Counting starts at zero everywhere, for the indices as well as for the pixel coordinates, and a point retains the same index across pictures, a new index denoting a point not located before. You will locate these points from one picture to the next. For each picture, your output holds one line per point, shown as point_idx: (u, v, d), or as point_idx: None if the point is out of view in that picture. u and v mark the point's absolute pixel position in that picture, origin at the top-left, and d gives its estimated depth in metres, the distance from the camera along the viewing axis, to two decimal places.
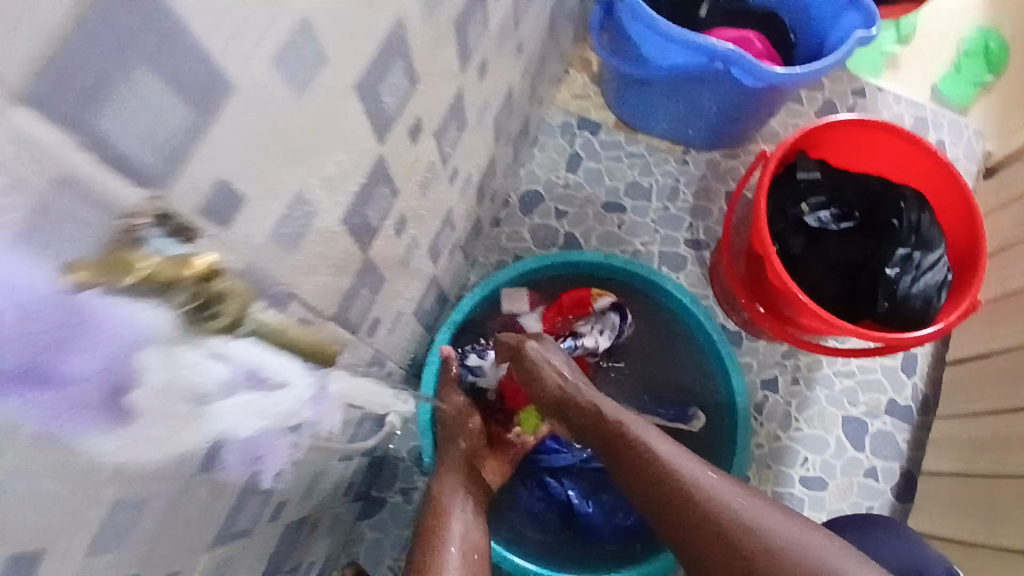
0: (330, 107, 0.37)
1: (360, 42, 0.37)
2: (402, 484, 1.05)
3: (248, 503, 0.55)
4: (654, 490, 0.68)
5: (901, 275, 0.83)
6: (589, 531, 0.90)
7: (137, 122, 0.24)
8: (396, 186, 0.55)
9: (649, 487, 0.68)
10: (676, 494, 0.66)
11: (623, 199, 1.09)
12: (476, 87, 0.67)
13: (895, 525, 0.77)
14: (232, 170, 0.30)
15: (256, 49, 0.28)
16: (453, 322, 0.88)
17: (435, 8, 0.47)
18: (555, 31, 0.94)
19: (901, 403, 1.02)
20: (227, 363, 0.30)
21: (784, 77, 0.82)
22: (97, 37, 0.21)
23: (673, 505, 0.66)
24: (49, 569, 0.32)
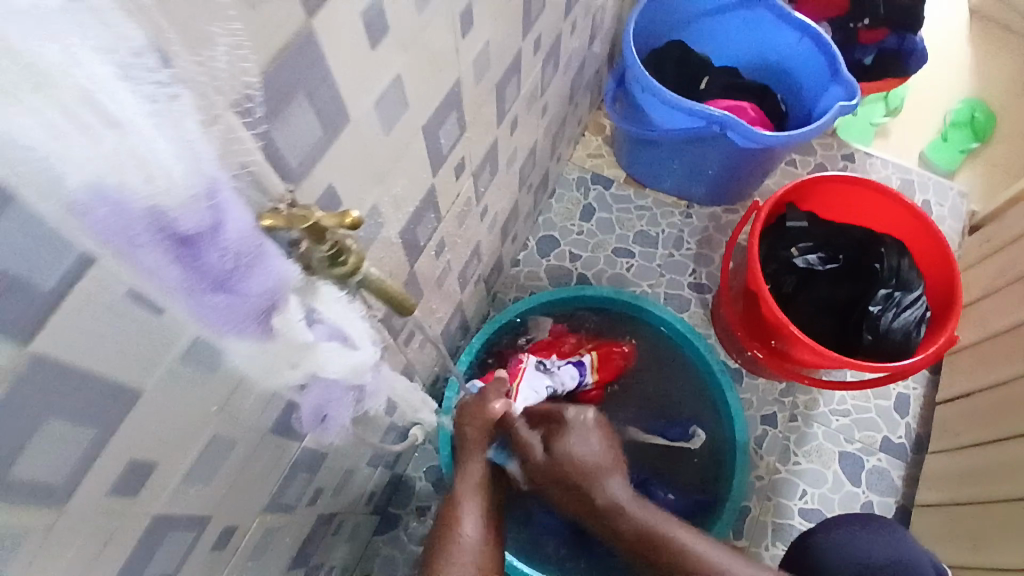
0: (403, 142, 0.49)
1: (427, 96, 0.49)
2: (418, 502, 1.05)
3: (298, 478, 0.62)
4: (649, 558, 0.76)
5: (884, 312, 0.92)
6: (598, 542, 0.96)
7: (291, 135, 0.35)
8: (440, 213, 0.66)
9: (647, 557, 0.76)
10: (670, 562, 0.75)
11: (632, 245, 1.20)
12: (508, 139, 0.79)
13: (875, 521, 0.84)
14: (338, 179, 0.41)
15: (364, 95, 0.40)
16: (474, 347, 0.96)
17: (483, 73, 0.60)
18: (575, 97, 1.08)
19: (894, 440, 1.08)
20: (324, 317, 0.38)
21: (777, 139, 0.93)
22: (285, 77, 0.32)
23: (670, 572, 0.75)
24: (157, 480, 0.41)
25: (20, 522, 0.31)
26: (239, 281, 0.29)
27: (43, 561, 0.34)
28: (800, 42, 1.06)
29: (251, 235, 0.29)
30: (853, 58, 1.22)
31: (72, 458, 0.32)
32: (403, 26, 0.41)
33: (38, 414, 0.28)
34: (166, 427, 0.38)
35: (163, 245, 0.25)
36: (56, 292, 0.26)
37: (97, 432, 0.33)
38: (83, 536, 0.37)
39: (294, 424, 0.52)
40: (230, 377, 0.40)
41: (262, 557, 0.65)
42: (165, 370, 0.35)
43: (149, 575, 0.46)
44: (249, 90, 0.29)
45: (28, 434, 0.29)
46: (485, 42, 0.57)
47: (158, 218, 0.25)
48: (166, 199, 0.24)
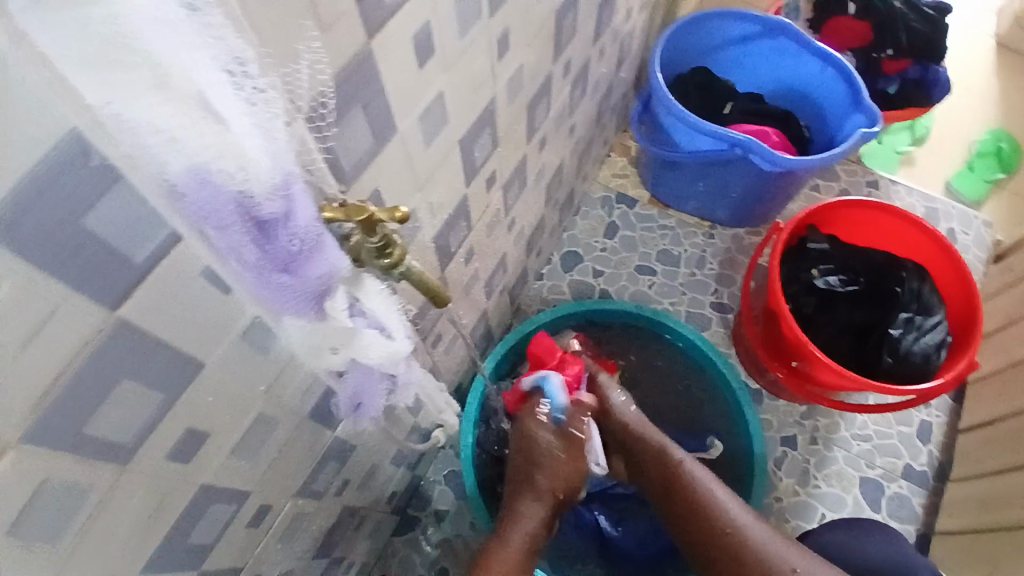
0: (441, 153, 0.53)
1: (464, 112, 0.54)
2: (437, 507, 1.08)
3: (327, 467, 0.66)
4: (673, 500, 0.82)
5: (904, 335, 0.94)
6: (620, 555, 0.97)
7: (348, 143, 0.39)
8: (470, 223, 0.71)
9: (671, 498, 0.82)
10: (691, 507, 0.80)
11: (655, 264, 1.23)
12: (536, 156, 0.83)
13: (878, 526, 0.85)
14: (382, 183, 0.46)
15: (410, 109, 0.44)
16: (500, 353, 0.99)
17: (516, 94, 0.65)
18: (601, 119, 1.12)
19: (916, 467, 1.08)
20: (367, 310, 0.42)
21: (799, 163, 0.96)
22: (347, 91, 0.37)
23: (689, 516, 0.80)
24: (210, 451, 0.44)
25: (88, 476, 0.35)
26: (302, 264, 0.33)
27: (102, 517, 0.38)
28: (822, 71, 1.09)
29: (315, 226, 0.33)
30: (876, 87, 1.24)
31: (139, 420, 0.36)
32: (447, 49, 0.46)
33: (115, 374, 0.32)
34: (223, 400, 0.42)
35: (245, 227, 0.30)
36: (146, 264, 0.30)
37: (164, 398, 0.37)
38: (140, 498, 0.40)
39: (331, 411, 0.57)
40: (281, 356, 0.44)
41: (291, 541, 0.68)
42: (224, 347, 0.39)
43: (192, 544, 0.49)
44: (322, 95, 0.34)
45: (104, 392, 0.32)
46: (519, 65, 0.62)
47: (244, 203, 0.29)
48: (253, 187, 0.28)
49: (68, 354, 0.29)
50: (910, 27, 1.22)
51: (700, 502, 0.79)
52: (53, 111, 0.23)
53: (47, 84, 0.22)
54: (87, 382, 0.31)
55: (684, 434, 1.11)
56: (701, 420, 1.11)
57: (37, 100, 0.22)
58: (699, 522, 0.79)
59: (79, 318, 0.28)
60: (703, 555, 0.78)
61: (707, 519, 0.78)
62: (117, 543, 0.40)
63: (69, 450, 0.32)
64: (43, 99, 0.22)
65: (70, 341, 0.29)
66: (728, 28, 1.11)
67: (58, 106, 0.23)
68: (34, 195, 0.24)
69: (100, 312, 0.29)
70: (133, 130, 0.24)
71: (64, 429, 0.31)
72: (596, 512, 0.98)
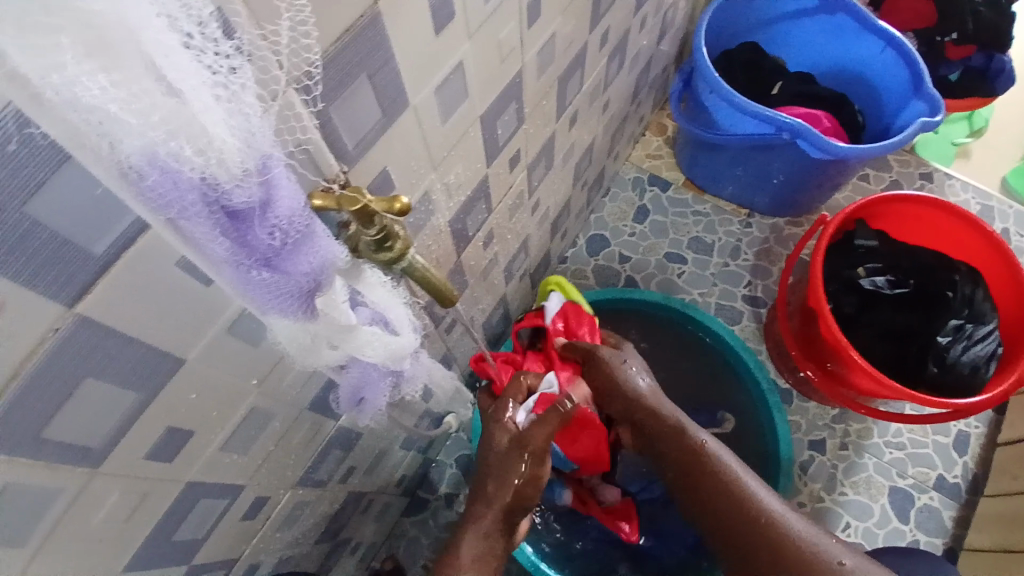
0: (460, 131, 0.49)
1: (487, 84, 0.49)
2: (447, 490, 1.06)
3: (330, 455, 0.63)
4: (694, 487, 0.69)
5: (952, 343, 0.87)
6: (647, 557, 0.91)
7: (352, 121, 0.35)
8: (491, 205, 0.66)
9: (694, 483, 0.69)
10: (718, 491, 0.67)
11: (686, 251, 1.17)
12: (566, 134, 0.77)
13: (928, 556, 0.81)
14: (392, 164, 0.41)
15: (426, 82, 0.40)
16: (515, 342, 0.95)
17: (546, 67, 0.59)
18: (638, 96, 1.05)
19: (949, 479, 1.01)
20: (368, 301, 0.40)
21: (851, 150, 0.88)
22: (351, 59, 0.32)
23: (715, 505, 0.67)
24: (197, 448, 0.41)
25: (54, 480, 0.31)
26: (285, 258, 0.29)
27: (75, 518, 0.35)
28: (882, 52, 0.99)
29: (301, 213, 0.28)
30: (937, 73, 1.15)
31: (111, 420, 0.32)
32: (470, 14, 0.41)
33: (76, 374, 0.29)
34: (209, 397, 0.38)
35: (211, 217, 0.25)
36: (108, 255, 0.26)
37: (138, 397, 0.33)
38: (117, 497, 0.37)
39: (331, 403, 0.53)
40: (274, 350, 0.41)
41: (291, 528, 0.66)
42: (208, 341, 0.35)
43: (178, 540, 0.46)
44: (310, 68, 0.29)
45: (65, 394, 0.29)
46: (551, 35, 0.56)
47: (208, 188, 0.25)
48: (219, 172, 0.24)
49: (18, 359, 0.25)
50: (977, 12, 1.10)
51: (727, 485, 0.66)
52: None
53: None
54: (43, 386, 0.27)
55: (695, 408, 1.06)
56: (709, 390, 1.06)
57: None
58: (727, 506, 0.66)
59: (28, 320, 0.25)
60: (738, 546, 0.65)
61: (735, 504, 0.65)
62: (94, 543, 0.37)
63: (27, 455, 0.29)
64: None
65: (20, 343, 0.25)
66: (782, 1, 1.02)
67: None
68: None
69: (54, 311, 0.26)
70: (72, 106, 0.20)
71: (20, 431, 0.28)
72: None
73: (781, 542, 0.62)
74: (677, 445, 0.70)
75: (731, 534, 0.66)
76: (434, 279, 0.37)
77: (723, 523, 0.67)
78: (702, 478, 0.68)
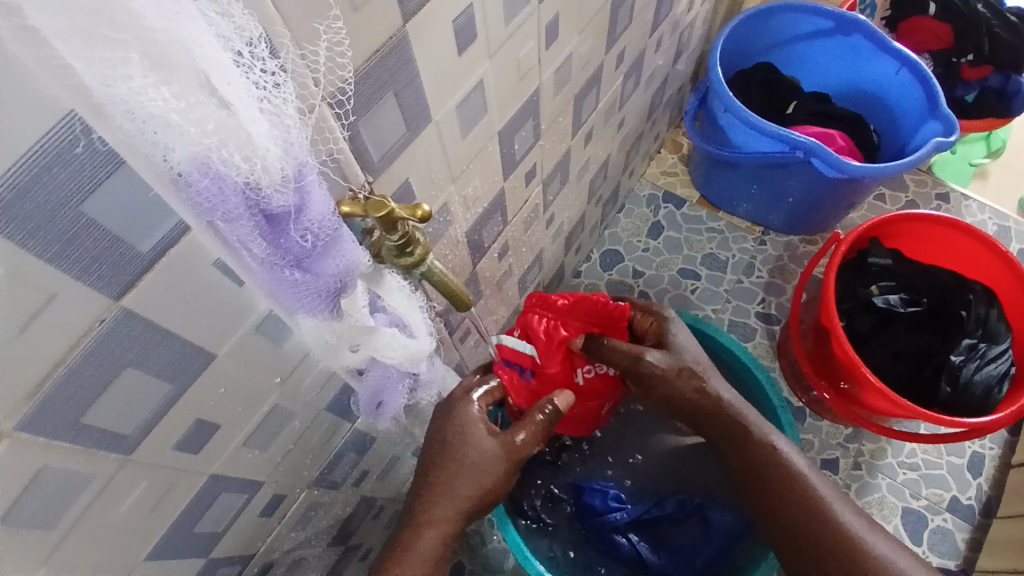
0: (478, 146, 0.51)
1: (507, 101, 0.51)
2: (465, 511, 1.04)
3: (345, 458, 0.64)
4: (762, 485, 0.68)
5: (965, 362, 0.86)
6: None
7: (378, 134, 0.37)
8: (507, 217, 0.68)
9: (762, 482, 0.68)
10: (785, 489, 0.66)
11: (699, 267, 1.17)
12: (581, 150, 0.79)
13: None
14: (414, 177, 0.44)
15: (449, 98, 0.42)
16: None
17: (563, 84, 0.61)
18: (654, 114, 1.07)
19: (963, 501, 1.00)
20: (387, 306, 0.42)
21: (864, 170, 0.89)
22: (380, 74, 0.34)
23: (776, 494, 0.67)
24: (221, 443, 0.43)
25: (88, 465, 0.34)
26: (316, 260, 0.31)
27: (101, 507, 0.37)
28: (897, 73, 1.01)
29: (331, 218, 0.30)
30: (953, 94, 1.16)
31: (145, 410, 0.34)
32: (490, 35, 0.43)
33: (117, 364, 0.31)
34: (235, 393, 0.40)
35: (252, 219, 0.27)
36: (153, 253, 0.29)
37: (173, 389, 0.35)
38: (144, 486, 0.39)
39: (349, 406, 0.55)
40: (298, 351, 0.43)
41: (304, 528, 0.67)
42: (239, 338, 0.37)
43: (199, 532, 0.48)
44: (342, 84, 0.31)
45: (103, 384, 0.31)
46: (569, 53, 0.58)
47: (251, 193, 0.27)
48: (263, 179, 0.26)
49: (65, 345, 0.28)
50: (994, 34, 1.11)
51: (795, 483, 0.66)
52: (35, 89, 0.20)
53: (27, 56, 0.19)
54: (84, 375, 0.30)
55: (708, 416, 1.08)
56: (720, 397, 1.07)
57: (17, 76, 0.19)
58: (781, 493, 0.66)
59: (79, 307, 0.27)
60: (795, 541, 0.65)
61: (792, 486, 0.66)
62: (121, 529, 0.39)
63: (66, 438, 0.31)
64: (25, 73, 0.19)
65: (70, 330, 0.27)
66: (798, 23, 1.04)
67: (46, 83, 0.20)
68: (22, 183, 0.22)
69: (102, 302, 0.28)
70: (130, 115, 0.22)
71: (62, 415, 0.30)
72: (633, 541, 0.88)
73: (849, 549, 0.62)
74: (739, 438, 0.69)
75: (786, 524, 0.66)
76: (451, 283, 0.39)
77: (781, 516, 0.66)
78: (769, 475, 0.67)
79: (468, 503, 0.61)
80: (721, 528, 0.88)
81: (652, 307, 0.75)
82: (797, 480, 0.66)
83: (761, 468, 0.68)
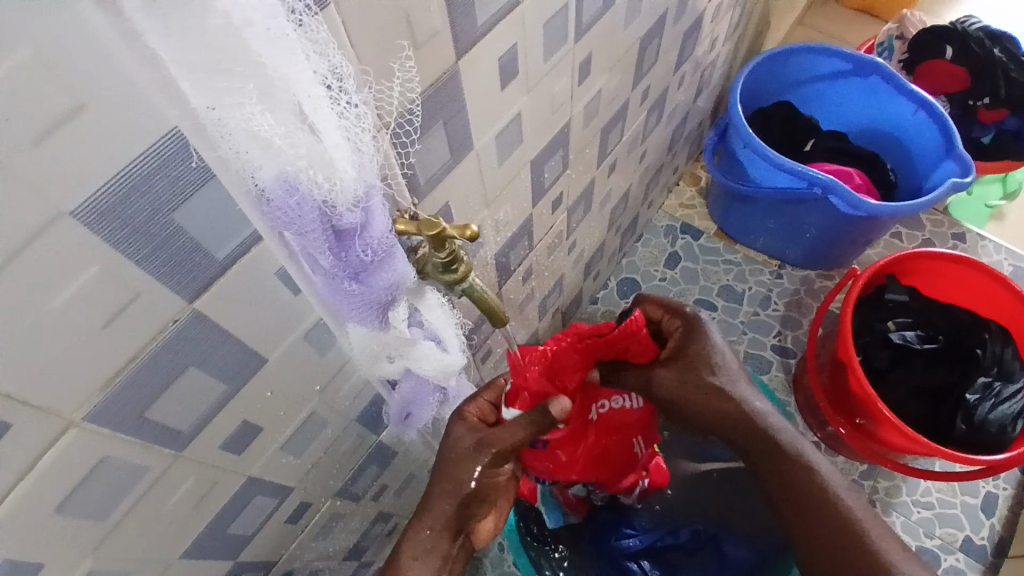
0: (512, 174, 0.54)
1: (540, 133, 0.54)
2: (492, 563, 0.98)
3: (368, 470, 0.66)
4: (799, 512, 0.66)
5: (980, 401, 0.87)
6: None
7: (426, 159, 0.40)
8: (532, 242, 0.70)
9: (801, 512, 0.66)
10: (828, 516, 0.64)
11: (716, 298, 1.19)
12: (604, 180, 0.82)
13: None
14: (453, 201, 0.46)
15: (489, 127, 0.45)
16: None
17: (592, 117, 0.64)
18: (674, 147, 1.10)
19: (976, 540, 0.99)
20: (425, 321, 0.44)
21: (880, 207, 0.91)
22: (434, 105, 0.37)
23: (814, 523, 0.64)
24: (261, 446, 0.45)
25: (144, 459, 0.36)
26: (371, 274, 0.34)
27: (150, 500, 0.39)
28: (914, 114, 1.03)
29: (390, 237, 0.33)
30: (969, 135, 1.18)
31: (198, 409, 0.37)
32: (530, 71, 0.46)
33: (182, 362, 0.33)
34: (279, 397, 0.43)
35: (324, 234, 0.30)
36: (227, 260, 0.31)
37: (226, 389, 0.38)
38: (189, 484, 0.41)
39: (378, 417, 0.57)
40: (338, 359, 0.45)
41: (325, 539, 0.68)
42: (289, 344, 0.40)
43: (232, 533, 0.50)
44: (410, 106, 0.35)
45: (169, 379, 0.33)
46: (598, 89, 0.61)
47: (327, 212, 0.29)
48: (340, 200, 0.29)
49: (141, 341, 0.30)
50: (1010, 78, 1.14)
51: (837, 512, 0.64)
52: (147, 103, 0.23)
53: (145, 77, 0.22)
54: (153, 371, 0.32)
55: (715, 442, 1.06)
56: None
57: (133, 92, 0.23)
58: (824, 523, 0.64)
59: (157, 307, 0.30)
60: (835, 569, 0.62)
61: (838, 519, 0.63)
62: (165, 523, 0.41)
63: (129, 431, 0.33)
64: (139, 93, 0.23)
65: (147, 328, 0.30)
66: (817, 63, 1.08)
67: (157, 100, 0.23)
68: (126, 187, 0.25)
69: (177, 304, 0.31)
70: (229, 135, 0.25)
71: (127, 410, 0.32)
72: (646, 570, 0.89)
73: None
74: (778, 459, 0.67)
75: (824, 554, 0.63)
76: (489, 300, 0.41)
77: (821, 543, 0.64)
78: (810, 501, 0.65)
79: (454, 501, 0.56)
80: (735, 561, 0.89)
81: (677, 307, 0.71)
82: (842, 509, 0.64)
83: (801, 497, 0.65)
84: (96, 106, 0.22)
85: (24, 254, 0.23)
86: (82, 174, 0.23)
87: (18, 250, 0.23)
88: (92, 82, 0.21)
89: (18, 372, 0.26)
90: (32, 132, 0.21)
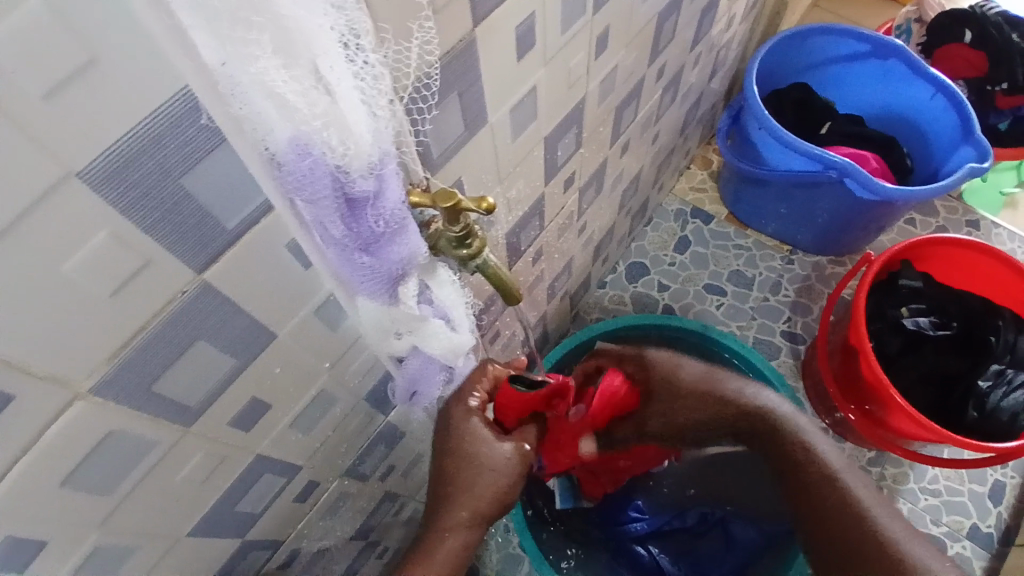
0: (525, 151, 0.53)
1: (555, 109, 0.53)
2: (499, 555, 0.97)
3: (375, 450, 0.65)
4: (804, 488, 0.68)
5: (993, 389, 0.85)
6: None
7: (441, 131, 0.39)
8: (543, 222, 0.69)
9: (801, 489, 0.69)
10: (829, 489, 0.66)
11: (726, 284, 1.18)
12: (617, 160, 0.81)
13: None
14: (466, 176, 0.45)
15: (505, 101, 0.44)
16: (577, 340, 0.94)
17: (607, 94, 0.63)
18: (686, 130, 1.09)
19: (983, 529, 0.99)
20: (436, 298, 0.42)
21: (896, 192, 0.89)
22: (451, 74, 0.36)
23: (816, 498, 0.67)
24: (270, 423, 0.45)
25: (153, 433, 0.35)
26: (383, 246, 0.33)
27: (160, 473, 0.38)
28: (932, 98, 1.01)
29: (403, 209, 0.32)
30: (985, 122, 1.16)
31: (207, 383, 0.36)
32: (547, 43, 0.45)
33: (191, 335, 0.33)
34: (288, 373, 0.42)
35: (335, 201, 0.29)
36: (237, 230, 0.30)
37: (236, 363, 0.37)
38: (199, 458, 0.40)
39: (386, 396, 0.57)
40: (348, 335, 0.45)
41: (331, 518, 0.68)
42: (300, 319, 0.39)
43: (239, 511, 0.49)
44: (429, 70, 0.34)
45: (179, 350, 0.33)
46: (615, 65, 0.60)
47: (339, 177, 0.29)
48: (352, 164, 0.28)
49: (150, 311, 0.29)
50: None
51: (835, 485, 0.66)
52: (160, 58, 0.22)
53: (160, 28, 0.21)
54: (162, 342, 0.31)
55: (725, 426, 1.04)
56: None
57: (145, 45, 0.22)
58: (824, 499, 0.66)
59: (167, 276, 0.29)
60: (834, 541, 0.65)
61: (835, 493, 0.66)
62: (173, 499, 0.41)
63: (137, 405, 0.33)
64: (151, 47, 0.22)
65: (155, 299, 0.29)
66: (834, 45, 1.05)
67: (170, 54, 0.22)
68: (136, 149, 0.24)
69: (186, 275, 0.30)
70: (242, 94, 0.24)
71: (135, 383, 0.32)
72: (655, 552, 0.90)
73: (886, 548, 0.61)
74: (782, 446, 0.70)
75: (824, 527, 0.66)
76: (502, 277, 0.40)
77: (822, 519, 0.66)
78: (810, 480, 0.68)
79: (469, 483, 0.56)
80: (743, 543, 0.89)
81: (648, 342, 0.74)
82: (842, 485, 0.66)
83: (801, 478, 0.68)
84: (106, 60, 0.21)
85: (29, 215, 0.22)
86: (90, 132, 0.22)
87: (21, 212, 0.22)
88: (102, 33, 0.20)
89: (22, 338, 0.25)
90: (44, 85, 0.20)
